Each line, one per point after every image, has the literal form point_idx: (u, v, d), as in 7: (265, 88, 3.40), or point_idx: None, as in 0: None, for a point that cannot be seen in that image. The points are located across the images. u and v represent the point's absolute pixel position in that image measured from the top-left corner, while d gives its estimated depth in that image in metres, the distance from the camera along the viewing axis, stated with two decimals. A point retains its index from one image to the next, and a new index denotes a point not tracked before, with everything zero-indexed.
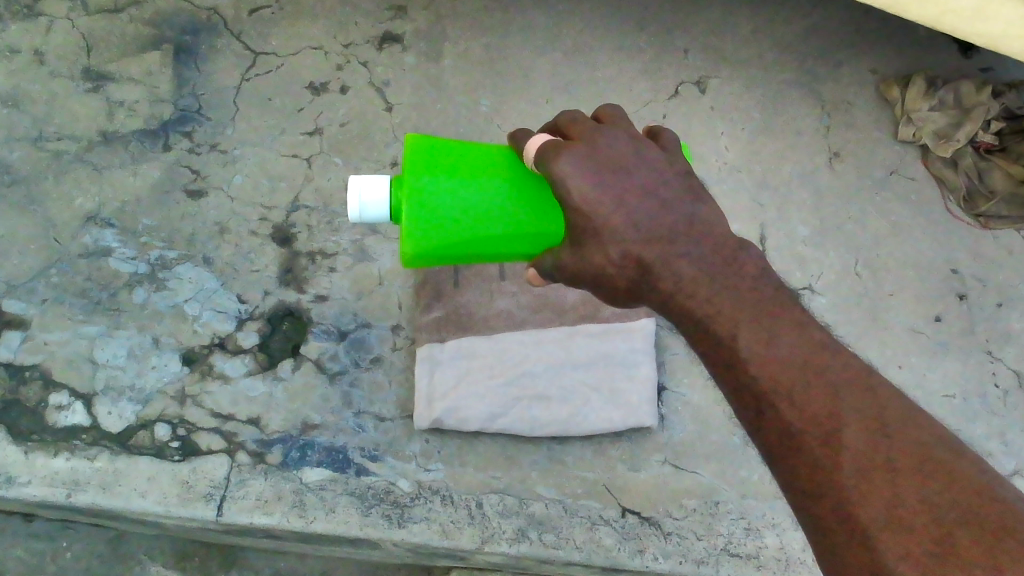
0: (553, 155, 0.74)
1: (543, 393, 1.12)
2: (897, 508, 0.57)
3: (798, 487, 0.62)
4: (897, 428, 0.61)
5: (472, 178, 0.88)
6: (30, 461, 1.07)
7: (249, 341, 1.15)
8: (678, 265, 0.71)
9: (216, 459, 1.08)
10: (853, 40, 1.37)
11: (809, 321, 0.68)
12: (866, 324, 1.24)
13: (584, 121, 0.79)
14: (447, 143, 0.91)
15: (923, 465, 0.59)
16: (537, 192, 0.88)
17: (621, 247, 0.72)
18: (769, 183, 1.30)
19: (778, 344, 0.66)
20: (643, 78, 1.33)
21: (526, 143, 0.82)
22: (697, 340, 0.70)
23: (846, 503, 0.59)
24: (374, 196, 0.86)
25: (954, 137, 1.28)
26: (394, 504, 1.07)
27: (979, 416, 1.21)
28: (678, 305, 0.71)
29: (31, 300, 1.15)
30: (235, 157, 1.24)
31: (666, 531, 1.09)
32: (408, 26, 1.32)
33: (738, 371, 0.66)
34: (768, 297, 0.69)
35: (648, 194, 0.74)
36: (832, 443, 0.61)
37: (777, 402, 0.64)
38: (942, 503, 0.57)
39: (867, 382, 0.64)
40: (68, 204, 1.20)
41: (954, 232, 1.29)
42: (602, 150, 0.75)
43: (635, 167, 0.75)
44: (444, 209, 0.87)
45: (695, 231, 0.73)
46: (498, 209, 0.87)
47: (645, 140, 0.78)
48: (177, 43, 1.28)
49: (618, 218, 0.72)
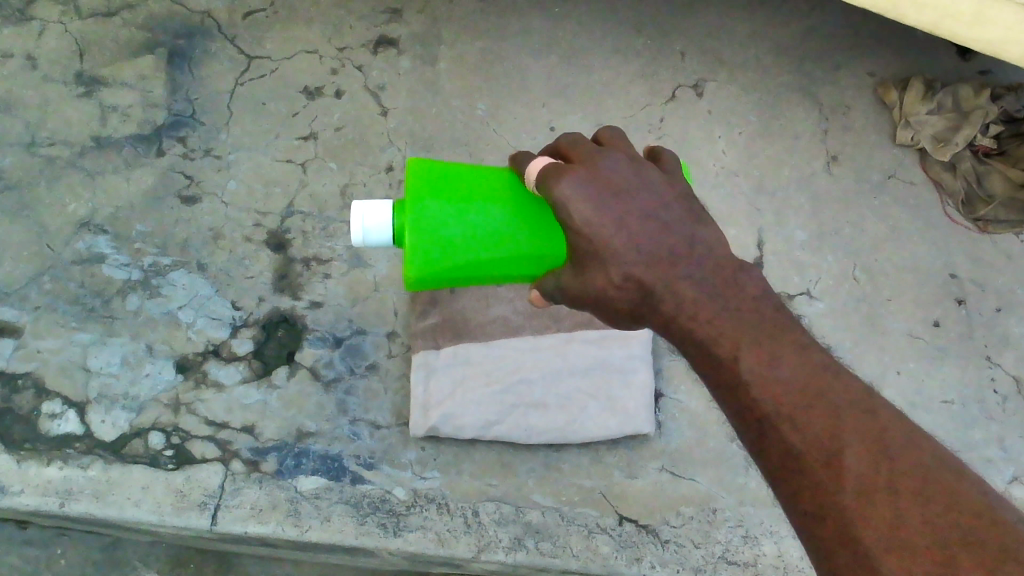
0: (554, 177, 0.72)
1: (539, 401, 1.12)
2: (899, 530, 0.56)
3: (801, 508, 0.61)
4: (898, 451, 0.60)
5: (474, 202, 0.87)
6: (23, 470, 1.06)
7: (244, 348, 1.14)
8: (680, 286, 0.70)
9: (210, 467, 1.08)
10: (851, 43, 1.36)
11: (810, 343, 0.68)
12: (864, 329, 1.23)
13: (585, 143, 0.77)
14: (448, 166, 0.91)
15: (924, 487, 0.58)
16: (539, 213, 0.87)
17: (622, 270, 0.71)
18: (767, 187, 1.29)
19: (779, 365, 0.65)
20: (641, 82, 1.32)
21: (527, 164, 0.80)
22: (699, 360, 0.70)
23: (848, 525, 0.58)
24: (377, 221, 0.85)
25: (953, 140, 1.27)
26: (390, 513, 1.07)
27: (978, 422, 1.20)
28: (679, 327, 0.70)
29: (24, 307, 1.14)
30: (230, 162, 1.23)
31: (664, 539, 1.09)
32: (403, 30, 1.31)
33: (739, 391, 0.66)
34: (769, 319, 0.69)
35: (649, 216, 0.72)
36: (834, 465, 0.60)
37: (779, 423, 0.63)
38: (945, 525, 0.56)
39: (867, 405, 0.63)
40: (61, 210, 1.19)
41: (952, 236, 1.29)
42: (602, 173, 0.74)
43: (637, 190, 0.73)
44: (446, 233, 0.86)
45: (696, 253, 0.72)
46: (499, 233, 0.86)
47: (646, 163, 0.76)
48: (171, 47, 1.27)
49: (620, 241, 0.71)
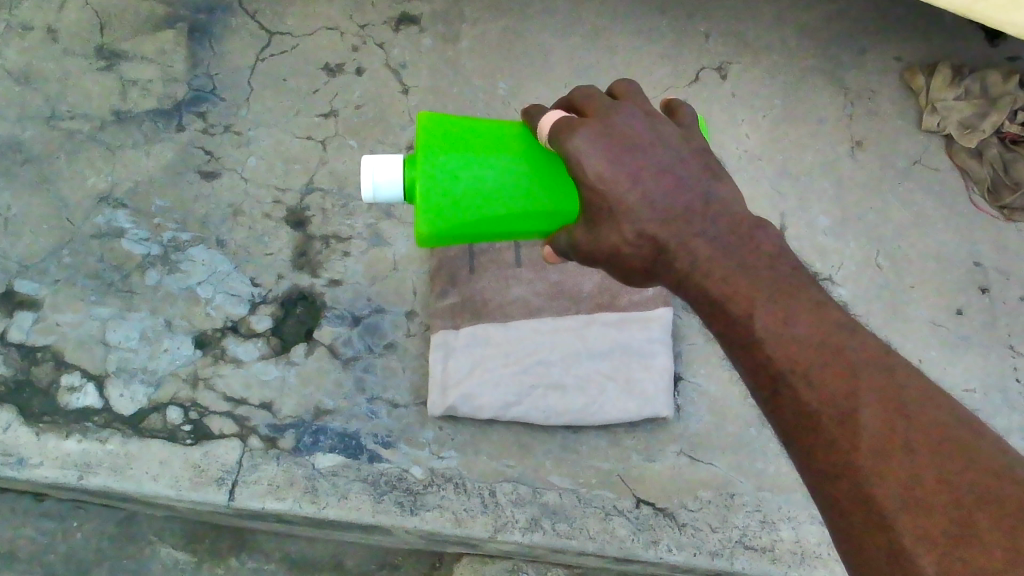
0: (569, 133, 0.72)
1: (556, 382, 1.11)
2: (914, 489, 0.56)
3: (815, 467, 0.61)
4: (916, 408, 0.60)
5: (486, 156, 0.86)
6: (42, 442, 1.06)
7: (262, 325, 1.14)
8: (694, 244, 0.70)
9: (228, 443, 1.08)
10: (879, 26, 1.34)
11: (826, 300, 0.67)
12: (887, 317, 1.22)
13: (600, 96, 0.77)
14: (460, 119, 0.89)
15: (941, 444, 0.58)
16: (552, 168, 0.86)
17: (636, 227, 0.70)
18: (791, 171, 1.28)
19: (794, 323, 0.64)
20: (664, 63, 1.31)
21: (541, 118, 0.80)
22: (714, 319, 0.69)
23: (863, 483, 0.58)
24: (389, 177, 0.85)
25: (980, 126, 1.25)
26: (407, 491, 1.07)
27: (1000, 411, 1.19)
28: (693, 284, 0.70)
29: (44, 281, 1.14)
30: (249, 138, 1.22)
31: (681, 523, 1.08)
32: (425, 8, 1.30)
33: (754, 349, 0.65)
34: (784, 275, 0.68)
35: (664, 171, 0.72)
36: (849, 423, 0.60)
37: (793, 381, 0.63)
38: (963, 483, 0.56)
39: (884, 362, 0.62)
40: (82, 183, 1.19)
41: (978, 224, 1.27)
42: (617, 127, 0.73)
43: (652, 146, 0.73)
44: (457, 188, 0.85)
45: (711, 209, 0.71)
46: (511, 187, 0.85)
47: (661, 118, 0.76)
48: (191, 21, 1.26)
49: (634, 197, 0.70)
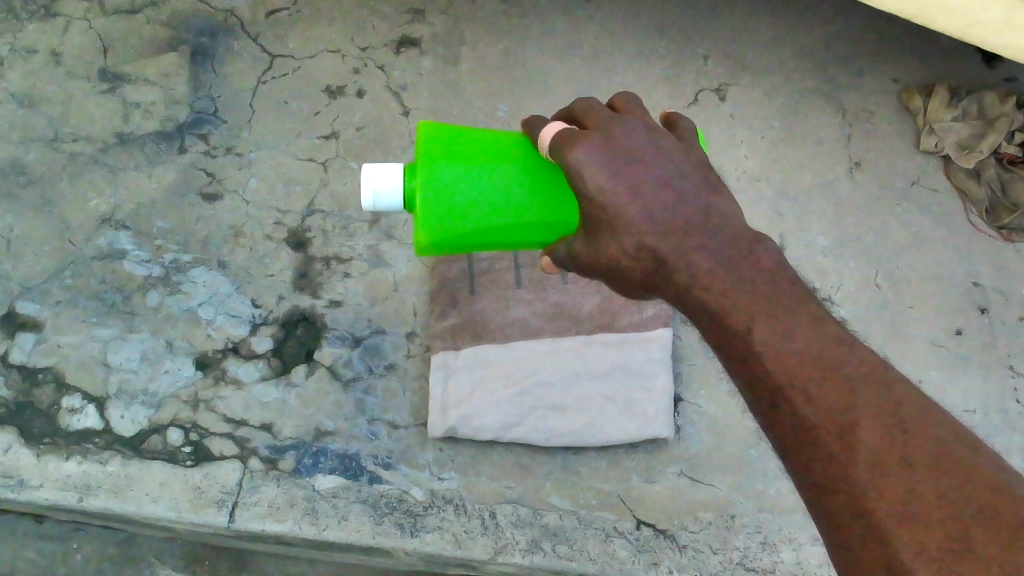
0: (568, 147, 0.73)
1: (556, 403, 1.11)
2: (912, 504, 0.56)
3: (813, 480, 0.61)
4: (913, 424, 0.60)
5: (486, 167, 0.86)
6: (42, 465, 1.07)
7: (264, 345, 1.14)
8: (694, 258, 0.70)
9: (228, 465, 1.08)
10: (876, 47, 1.35)
11: (825, 315, 0.67)
12: (886, 337, 1.22)
13: (600, 110, 0.78)
14: (461, 130, 0.90)
15: (938, 460, 0.58)
16: (551, 179, 0.86)
17: (636, 239, 0.71)
18: (789, 191, 1.29)
19: (794, 337, 0.64)
20: (663, 85, 1.32)
21: (541, 130, 0.80)
22: (712, 332, 0.69)
23: (861, 498, 0.58)
24: (389, 185, 0.85)
25: (977, 147, 1.26)
26: (406, 513, 1.07)
27: (1001, 430, 1.19)
28: (692, 298, 0.70)
29: (46, 302, 1.15)
30: (251, 160, 1.23)
31: (682, 544, 1.08)
32: (426, 31, 1.31)
33: (752, 363, 0.65)
34: (783, 290, 0.68)
35: (665, 184, 0.72)
36: (848, 437, 0.60)
37: (792, 394, 0.63)
38: (959, 499, 0.56)
39: (882, 376, 0.63)
40: (84, 206, 1.19)
41: (976, 244, 1.28)
42: (618, 140, 0.74)
43: (652, 159, 0.74)
44: (457, 199, 0.86)
45: (712, 222, 0.72)
46: (512, 199, 0.86)
47: (662, 132, 0.77)
48: (194, 45, 1.28)
49: (635, 210, 0.71)
